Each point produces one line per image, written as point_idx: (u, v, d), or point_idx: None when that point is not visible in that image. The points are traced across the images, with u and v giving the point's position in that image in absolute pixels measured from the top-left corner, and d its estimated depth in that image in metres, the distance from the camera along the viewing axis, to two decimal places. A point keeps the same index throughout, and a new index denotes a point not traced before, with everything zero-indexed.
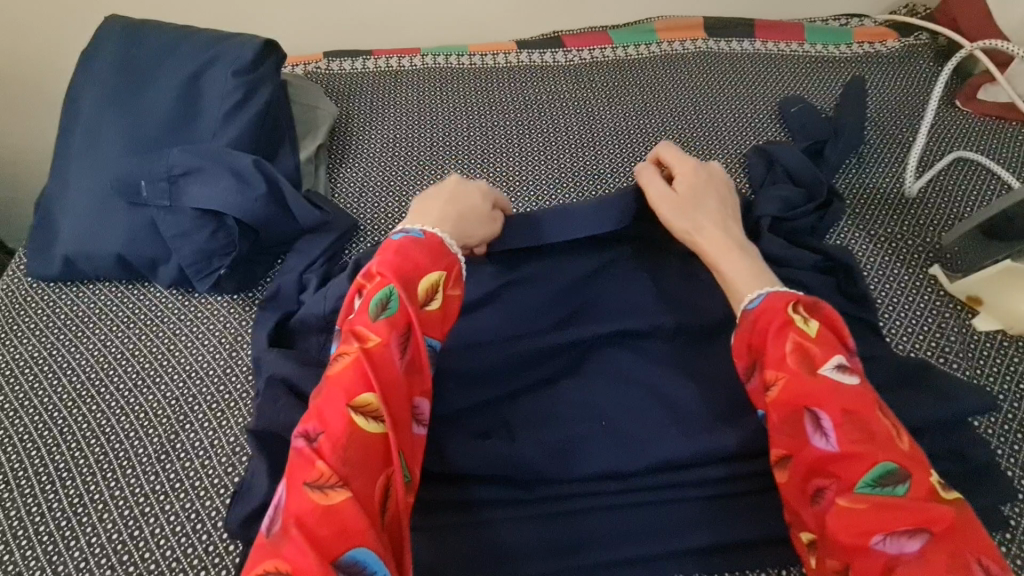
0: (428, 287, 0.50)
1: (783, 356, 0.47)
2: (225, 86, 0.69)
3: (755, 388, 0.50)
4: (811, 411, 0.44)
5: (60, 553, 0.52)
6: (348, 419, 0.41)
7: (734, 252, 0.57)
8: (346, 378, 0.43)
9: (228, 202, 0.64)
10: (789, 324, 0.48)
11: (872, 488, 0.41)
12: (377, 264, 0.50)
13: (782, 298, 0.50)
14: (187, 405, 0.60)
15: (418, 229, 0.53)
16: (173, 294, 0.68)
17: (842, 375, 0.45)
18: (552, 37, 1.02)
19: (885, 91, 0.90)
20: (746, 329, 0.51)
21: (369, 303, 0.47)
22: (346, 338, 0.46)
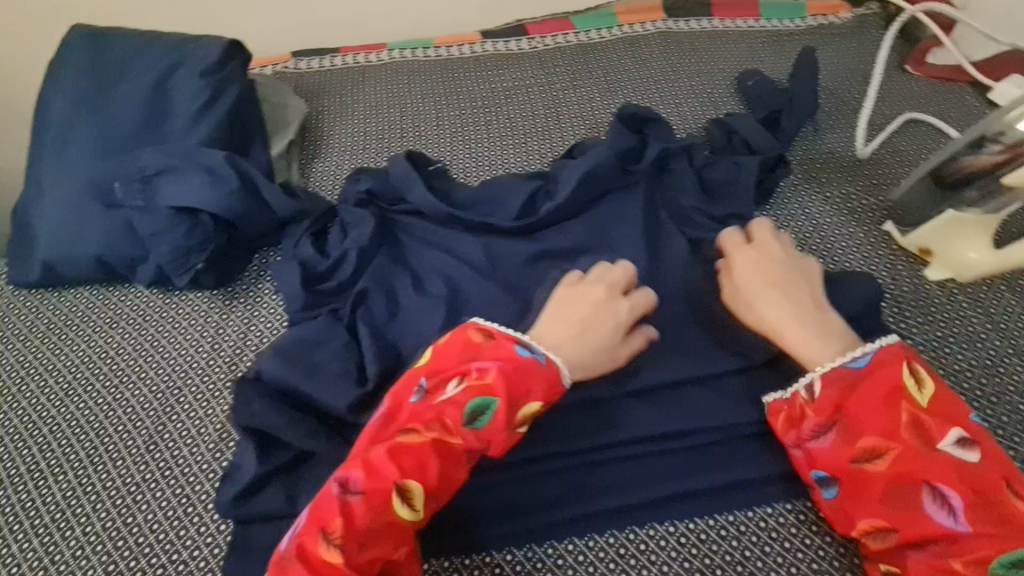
0: (525, 413, 0.51)
1: (901, 426, 0.48)
2: (193, 87, 0.71)
3: (828, 445, 0.51)
4: (932, 486, 0.46)
5: (57, 542, 0.54)
6: (391, 493, 0.46)
7: (803, 327, 0.56)
8: (414, 457, 0.47)
9: (203, 197, 0.65)
10: (899, 393, 0.49)
11: (1006, 569, 0.43)
12: (491, 368, 0.51)
13: (895, 358, 0.51)
14: (174, 397, 0.62)
15: (541, 351, 0.54)
16: (153, 292, 0.70)
17: (963, 451, 0.47)
18: (516, 25, 1.04)
19: (839, 59, 0.93)
20: (838, 389, 0.51)
21: (467, 402, 0.50)
22: (431, 423, 0.49)
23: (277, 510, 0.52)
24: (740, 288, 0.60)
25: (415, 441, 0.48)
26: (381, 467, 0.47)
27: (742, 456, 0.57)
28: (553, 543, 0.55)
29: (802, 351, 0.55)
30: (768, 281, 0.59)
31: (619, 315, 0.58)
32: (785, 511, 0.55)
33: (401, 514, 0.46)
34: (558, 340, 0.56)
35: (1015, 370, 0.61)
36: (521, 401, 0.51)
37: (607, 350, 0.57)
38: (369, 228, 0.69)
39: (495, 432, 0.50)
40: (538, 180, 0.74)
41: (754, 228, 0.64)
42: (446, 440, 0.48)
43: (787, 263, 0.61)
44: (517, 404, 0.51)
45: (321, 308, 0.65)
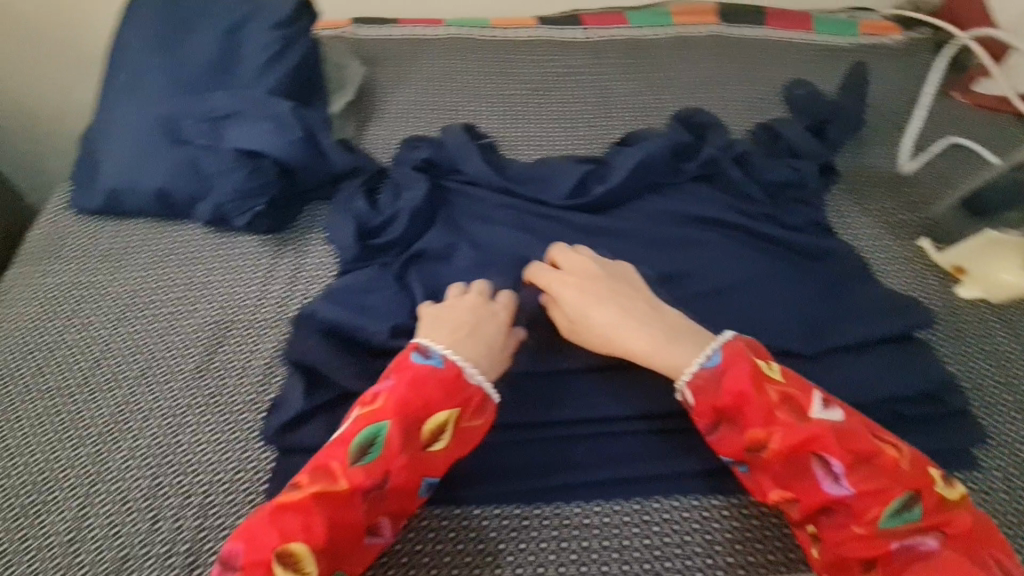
0: (433, 426, 0.49)
1: (773, 408, 0.48)
2: (265, 37, 0.73)
3: (722, 440, 0.51)
4: (818, 456, 0.46)
5: (107, 452, 0.57)
6: (272, 562, 0.42)
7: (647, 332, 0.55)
8: (295, 520, 0.43)
9: (268, 143, 0.68)
10: (759, 376, 0.49)
11: (894, 518, 0.44)
12: (385, 393, 0.49)
13: (740, 352, 0.51)
14: (223, 330, 0.65)
15: (438, 355, 0.52)
16: (208, 231, 0.72)
17: (829, 414, 0.48)
18: (571, 15, 1.06)
19: (889, 77, 0.94)
20: (708, 392, 0.50)
21: (355, 436, 0.47)
22: (319, 470, 0.46)
23: (319, 443, 0.55)
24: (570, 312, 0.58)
25: (296, 497, 0.44)
26: (260, 535, 0.43)
27: None
28: (582, 503, 0.54)
29: (661, 360, 0.53)
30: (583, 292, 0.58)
31: (496, 317, 0.58)
32: None
33: None
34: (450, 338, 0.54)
35: None
36: (424, 418, 0.48)
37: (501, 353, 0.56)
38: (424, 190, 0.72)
39: (388, 461, 0.46)
40: (590, 164, 0.78)
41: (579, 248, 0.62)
42: (331, 486, 0.45)
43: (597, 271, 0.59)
44: (416, 424, 0.48)
45: (371, 261, 0.68)
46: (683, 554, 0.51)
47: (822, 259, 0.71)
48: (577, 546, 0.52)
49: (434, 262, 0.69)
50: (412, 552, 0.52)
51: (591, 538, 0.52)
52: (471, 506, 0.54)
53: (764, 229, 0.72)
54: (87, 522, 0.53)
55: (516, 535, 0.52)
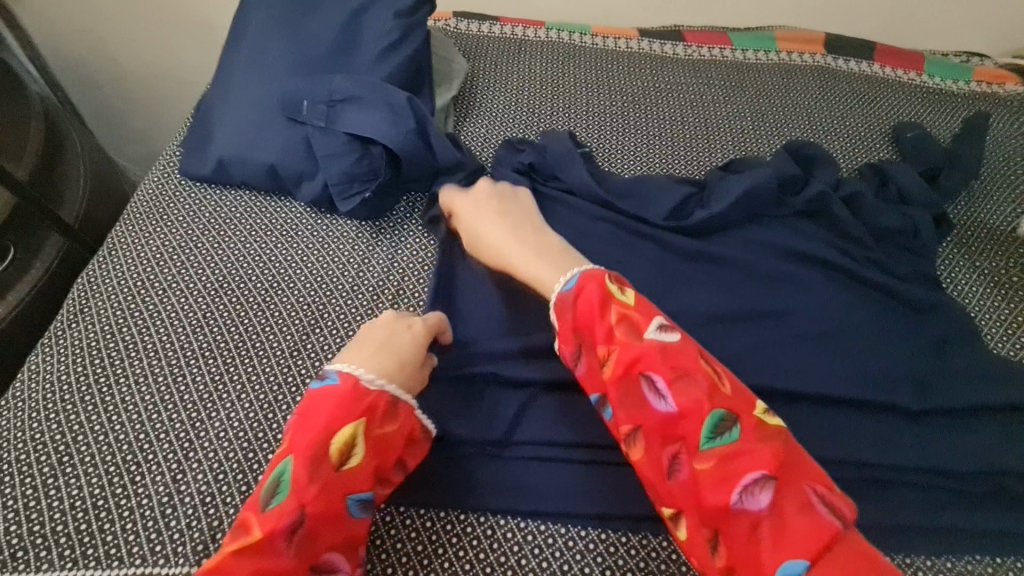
0: (340, 443, 0.47)
1: (610, 329, 0.50)
2: (386, 24, 0.74)
3: (585, 370, 0.52)
4: (646, 377, 0.47)
5: (202, 420, 0.58)
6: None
7: (528, 258, 0.60)
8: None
9: (382, 131, 0.68)
10: (606, 297, 0.51)
11: (714, 443, 0.44)
12: (290, 432, 0.48)
13: (592, 275, 0.54)
14: (318, 312, 0.65)
15: (334, 372, 0.51)
16: (309, 211, 0.73)
17: (663, 336, 0.49)
18: (673, 30, 1.05)
19: (1005, 128, 0.90)
20: (567, 315, 0.53)
21: (264, 487, 0.46)
22: (235, 531, 0.43)
23: None
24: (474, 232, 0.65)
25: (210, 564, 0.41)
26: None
27: (861, 499, 0.57)
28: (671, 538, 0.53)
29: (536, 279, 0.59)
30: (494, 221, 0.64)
31: (412, 329, 0.57)
32: (904, 564, 0.54)
33: None
34: (366, 353, 0.54)
35: None
36: (327, 439, 0.47)
37: (416, 368, 0.55)
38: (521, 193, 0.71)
39: (300, 493, 0.44)
40: (691, 187, 0.76)
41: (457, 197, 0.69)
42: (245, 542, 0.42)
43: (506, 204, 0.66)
44: (321, 446, 0.46)
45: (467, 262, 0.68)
46: None
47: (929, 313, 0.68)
48: None
49: None
50: (413, 553, 0.52)
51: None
52: (557, 524, 0.54)
53: (871, 275, 0.70)
54: (182, 488, 0.54)
55: (601, 561, 0.52)
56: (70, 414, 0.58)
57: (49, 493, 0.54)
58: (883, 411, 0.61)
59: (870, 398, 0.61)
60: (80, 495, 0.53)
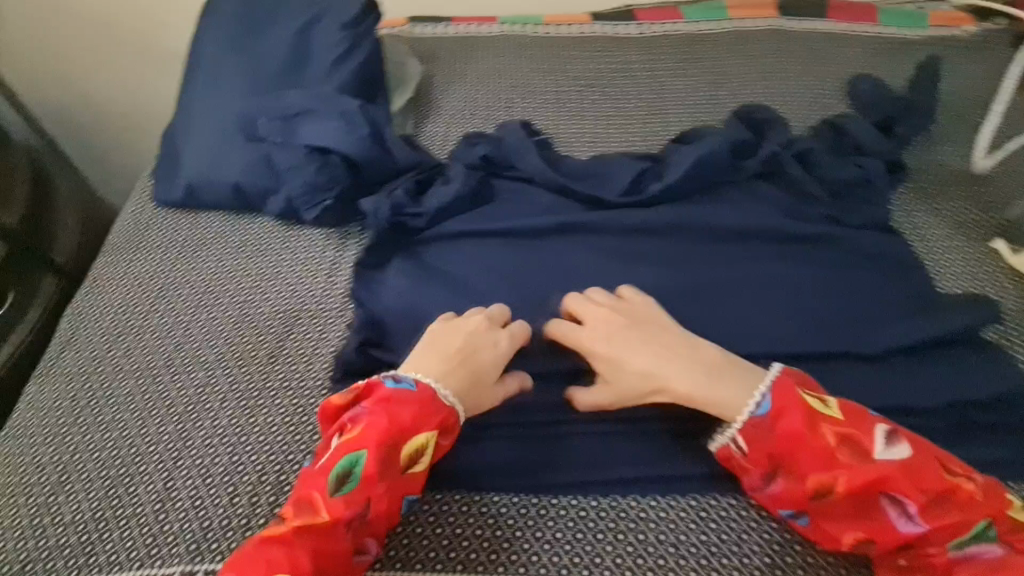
0: (411, 449, 0.51)
1: (834, 452, 0.48)
2: (334, 37, 0.76)
3: (778, 491, 0.51)
4: (887, 495, 0.47)
5: (188, 431, 0.61)
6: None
7: (692, 377, 0.54)
8: (281, 548, 0.45)
9: (337, 139, 0.70)
10: (814, 418, 0.50)
11: (975, 544, 0.46)
12: (363, 420, 0.51)
13: (787, 393, 0.51)
14: (293, 319, 0.68)
15: (409, 378, 0.54)
16: (278, 224, 0.76)
17: (894, 449, 0.48)
18: (625, 11, 1.06)
19: (961, 70, 0.90)
20: (764, 440, 0.51)
21: (334, 467, 0.49)
22: (302, 502, 0.48)
23: None
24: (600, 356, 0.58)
25: (280, 530, 0.46)
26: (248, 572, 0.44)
27: None
28: (637, 497, 0.57)
29: (720, 406, 0.53)
30: (608, 337, 0.58)
31: (494, 349, 0.58)
32: None
33: None
34: (447, 364, 0.56)
35: None
36: (402, 443, 0.51)
37: (484, 391, 0.57)
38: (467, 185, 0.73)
39: (369, 488, 0.49)
40: (647, 162, 0.78)
41: (593, 294, 0.62)
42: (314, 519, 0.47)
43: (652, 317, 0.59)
44: (396, 449, 0.50)
45: (431, 257, 0.71)
46: (739, 548, 0.53)
47: (888, 260, 0.69)
48: (634, 538, 0.54)
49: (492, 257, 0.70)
50: (399, 546, 0.55)
51: (645, 530, 0.55)
52: (529, 495, 0.57)
53: (826, 229, 0.71)
54: (174, 495, 0.57)
55: (572, 525, 0.55)
56: (67, 437, 0.61)
57: (52, 511, 0.57)
58: (846, 359, 0.62)
59: (831, 347, 0.62)
60: (80, 510, 0.57)
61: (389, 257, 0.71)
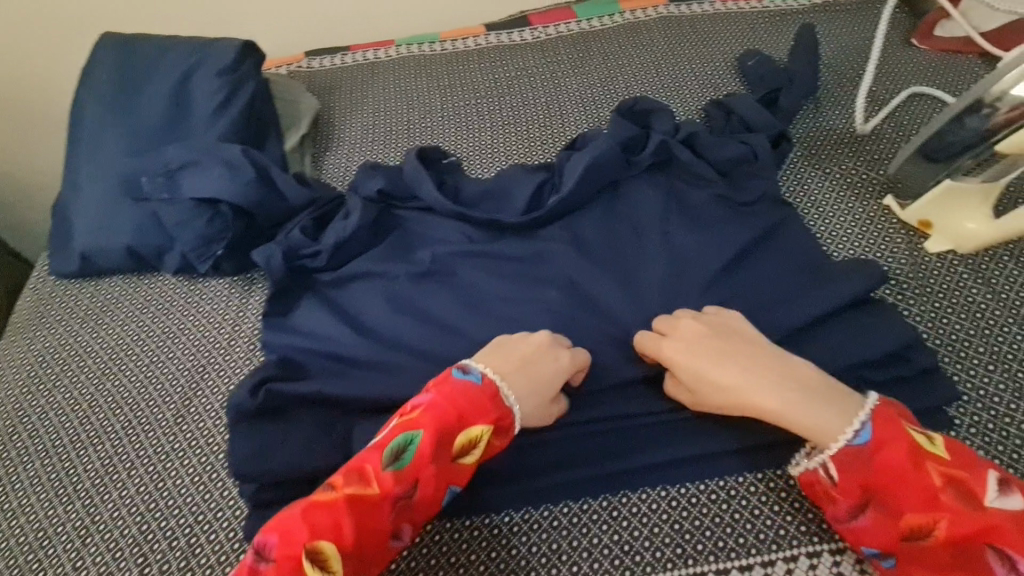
0: (465, 439, 0.52)
1: (936, 491, 0.46)
2: (212, 86, 0.76)
3: (864, 527, 0.49)
4: (994, 550, 0.44)
5: (96, 504, 0.60)
6: (303, 557, 0.44)
7: (791, 398, 0.52)
8: (329, 514, 0.46)
9: (220, 188, 0.69)
10: (917, 453, 0.47)
11: None
12: (423, 403, 0.53)
13: (891, 424, 0.49)
14: (198, 375, 0.67)
15: (478, 370, 0.56)
16: (179, 280, 0.75)
17: (1005, 500, 0.45)
18: (518, 17, 1.07)
19: (843, 34, 0.92)
20: (857, 469, 0.49)
21: (390, 441, 0.51)
22: (353, 472, 0.49)
23: (295, 489, 0.56)
24: (691, 376, 0.56)
25: (332, 495, 0.47)
26: (295, 530, 0.45)
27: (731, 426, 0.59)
28: (549, 506, 0.58)
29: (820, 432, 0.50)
30: (699, 355, 0.56)
31: (556, 362, 0.58)
32: (775, 477, 0.57)
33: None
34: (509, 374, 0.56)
35: (1014, 340, 0.62)
36: (456, 430, 0.52)
37: (544, 403, 0.57)
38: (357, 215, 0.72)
39: (420, 468, 0.50)
40: (542, 167, 0.78)
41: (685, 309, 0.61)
42: (364, 490, 0.48)
43: (741, 333, 0.57)
44: (451, 436, 0.52)
45: (335, 292, 0.71)
46: (650, 544, 0.55)
47: (782, 232, 0.70)
48: (547, 550, 0.55)
49: (394, 283, 0.70)
50: None
51: (558, 539, 0.56)
52: (442, 520, 0.58)
53: (720, 209, 0.72)
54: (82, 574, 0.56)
55: (487, 545, 0.56)
56: None
57: None
58: None
59: None
60: None
61: (292, 299, 0.70)
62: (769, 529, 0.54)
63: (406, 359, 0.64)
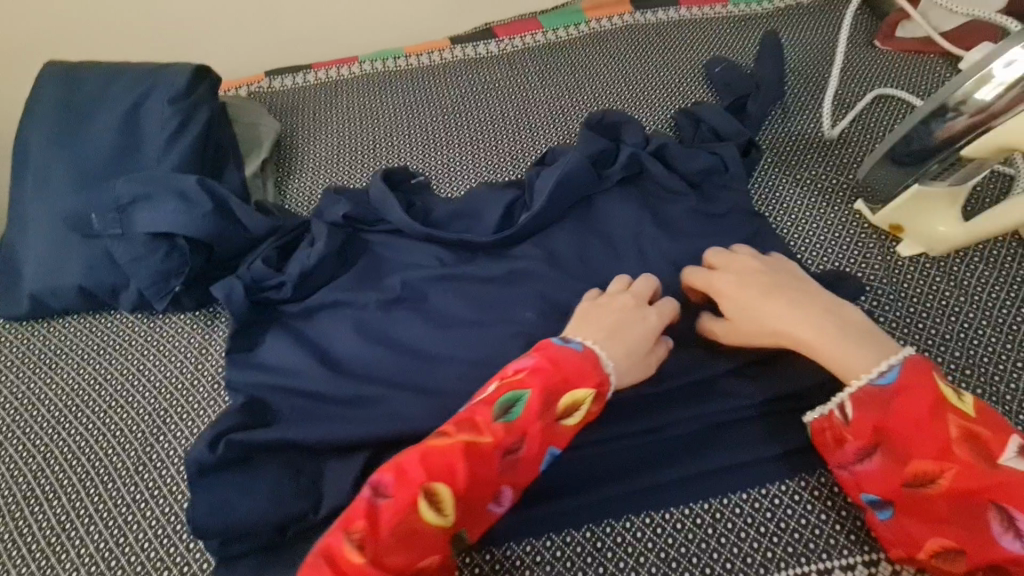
0: (569, 402, 0.52)
1: (952, 444, 0.45)
2: (164, 114, 0.73)
3: (870, 470, 0.48)
4: (998, 506, 0.43)
5: (52, 565, 0.56)
6: (419, 498, 0.46)
7: (830, 333, 0.52)
8: (443, 458, 0.47)
9: (175, 221, 0.66)
10: (940, 405, 0.46)
11: None
12: (528, 364, 0.53)
13: (920, 375, 0.48)
14: (159, 419, 0.64)
15: (578, 342, 0.56)
16: (137, 318, 0.71)
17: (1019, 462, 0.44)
18: (483, 30, 1.05)
19: (807, 38, 0.93)
20: (872, 410, 0.49)
21: (499, 397, 0.51)
22: (463, 422, 0.50)
23: (266, 539, 0.53)
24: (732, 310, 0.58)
25: (447, 442, 0.48)
26: (410, 470, 0.46)
27: (712, 445, 0.59)
28: (532, 540, 0.57)
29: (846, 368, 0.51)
30: (758, 294, 0.57)
31: (648, 322, 0.59)
32: (760, 496, 0.57)
33: (429, 518, 0.46)
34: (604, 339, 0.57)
35: (988, 342, 0.62)
36: (562, 392, 0.52)
37: (639, 362, 0.57)
38: (323, 241, 0.70)
39: (527, 424, 0.50)
40: (512, 185, 0.77)
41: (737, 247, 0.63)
42: (475, 441, 0.48)
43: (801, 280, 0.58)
44: (557, 398, 0.51)
45: (301, 324, 0.68)
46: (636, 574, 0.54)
47: (756, 242, 0.69)
48: None
49: (362, 312, 0.68)
50: None
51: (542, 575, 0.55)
52: None
53: (692, 222, 0.71)
54: None
55: None
56: None
57: None
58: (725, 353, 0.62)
59: (707, 344, 0.63)
60: None
61: (256, 333, 0.67)
62: (756, 551, 0.54)
63: (378, 392, 0.62)
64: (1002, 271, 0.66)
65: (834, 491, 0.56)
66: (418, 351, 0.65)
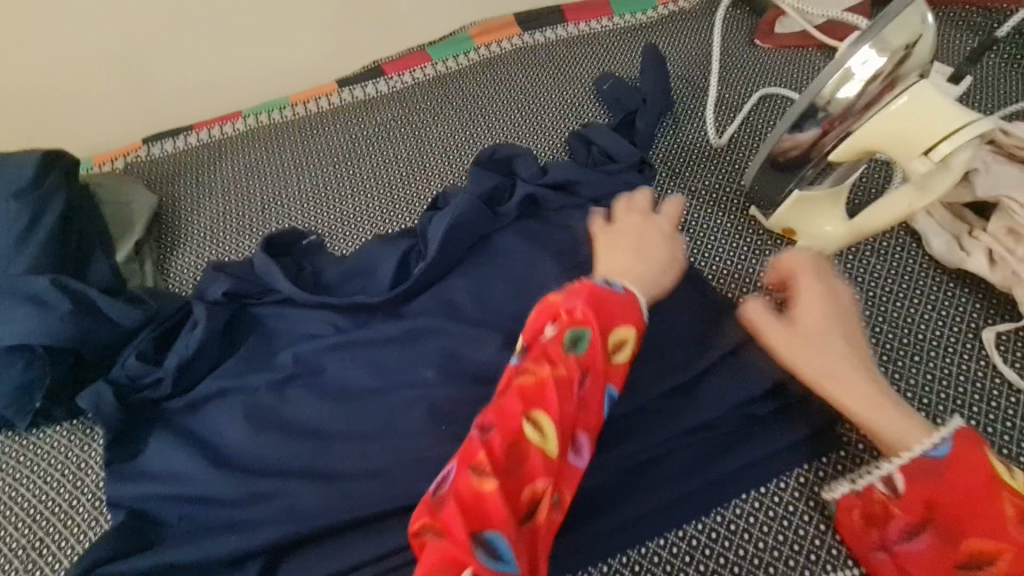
0: (618, 338, 0.52)
1: (1005, 520, 0.42)
2: (11, 212, 0.67)
3: (919, 549, 0.47)
4: None
5: None
6: (523, 429, 0.46)
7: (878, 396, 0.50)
8: (531, 395, 0.47)
9: (26, 330, 0.60)
10: (996, 480, 0.44)
11: None
12: (579, 302, 0.52)
13: (975, 449, 0.45)
14: (35, 552, 0.58)
15: (619, 283, 0.56)
16: (8, 440, 0.66)
17: None
18: (371, 67, 1.00)
19: (691, 45, 0.93)
20: (923, 484, 0.47)
21: (563, 335, 0.50)
22: (538, 359, 0.49)
23: None
24: (781, 335, 0.54)
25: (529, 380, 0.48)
26: (508, 407, 0.47)
27: (630, 490, 0.55)
28: None
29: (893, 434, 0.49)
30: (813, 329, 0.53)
31: (662, 231, 0.65)
32: (678, 539, 0.54)
33: (534, 444, 0.46)
34: (628, 254, 0.62)
35: (886, 339, 0.62)
36: (611, 327, 0.52)
37: (667, 263, 0.63)
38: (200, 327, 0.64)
39: (592, 358, 0.50)
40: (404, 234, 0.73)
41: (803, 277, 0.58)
42: (554, 374, 0.48)
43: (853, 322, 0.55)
44: (610, 330, 0.52)
45: (186, 420, 0.63)
46: None
47: None
48: None
49: (252, 398, 0.63)
50: None
51: None
52: None
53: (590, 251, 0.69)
54: None
55: None
56: None
57: None
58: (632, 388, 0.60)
59: None
60: None
61: (138, 438, 0.62)
62: None
63: (273, 486, 0.57)
64: (893, 262, 0.66)
65: (750, 522, 0.54)
66: (315, 433, 0.60)
